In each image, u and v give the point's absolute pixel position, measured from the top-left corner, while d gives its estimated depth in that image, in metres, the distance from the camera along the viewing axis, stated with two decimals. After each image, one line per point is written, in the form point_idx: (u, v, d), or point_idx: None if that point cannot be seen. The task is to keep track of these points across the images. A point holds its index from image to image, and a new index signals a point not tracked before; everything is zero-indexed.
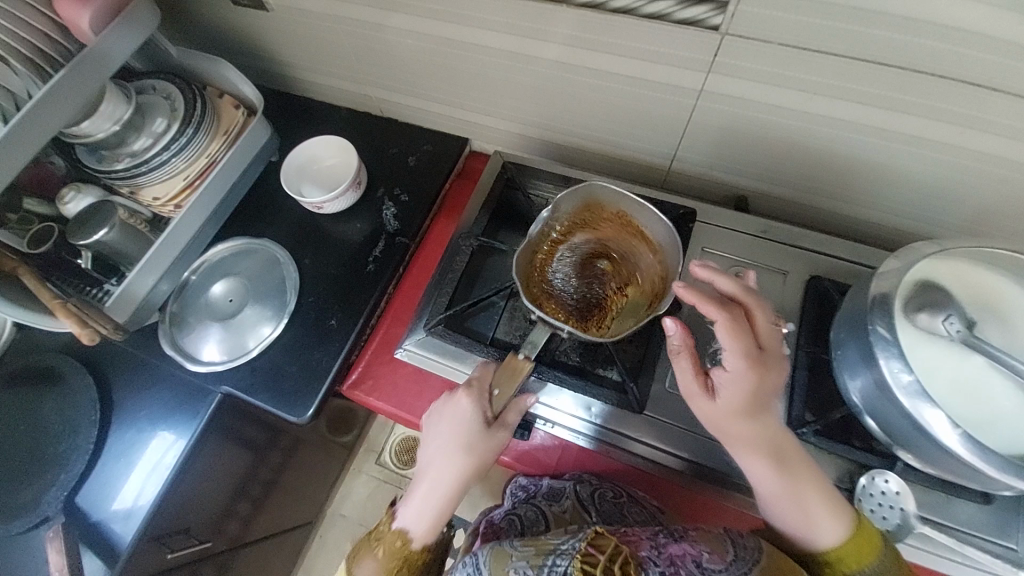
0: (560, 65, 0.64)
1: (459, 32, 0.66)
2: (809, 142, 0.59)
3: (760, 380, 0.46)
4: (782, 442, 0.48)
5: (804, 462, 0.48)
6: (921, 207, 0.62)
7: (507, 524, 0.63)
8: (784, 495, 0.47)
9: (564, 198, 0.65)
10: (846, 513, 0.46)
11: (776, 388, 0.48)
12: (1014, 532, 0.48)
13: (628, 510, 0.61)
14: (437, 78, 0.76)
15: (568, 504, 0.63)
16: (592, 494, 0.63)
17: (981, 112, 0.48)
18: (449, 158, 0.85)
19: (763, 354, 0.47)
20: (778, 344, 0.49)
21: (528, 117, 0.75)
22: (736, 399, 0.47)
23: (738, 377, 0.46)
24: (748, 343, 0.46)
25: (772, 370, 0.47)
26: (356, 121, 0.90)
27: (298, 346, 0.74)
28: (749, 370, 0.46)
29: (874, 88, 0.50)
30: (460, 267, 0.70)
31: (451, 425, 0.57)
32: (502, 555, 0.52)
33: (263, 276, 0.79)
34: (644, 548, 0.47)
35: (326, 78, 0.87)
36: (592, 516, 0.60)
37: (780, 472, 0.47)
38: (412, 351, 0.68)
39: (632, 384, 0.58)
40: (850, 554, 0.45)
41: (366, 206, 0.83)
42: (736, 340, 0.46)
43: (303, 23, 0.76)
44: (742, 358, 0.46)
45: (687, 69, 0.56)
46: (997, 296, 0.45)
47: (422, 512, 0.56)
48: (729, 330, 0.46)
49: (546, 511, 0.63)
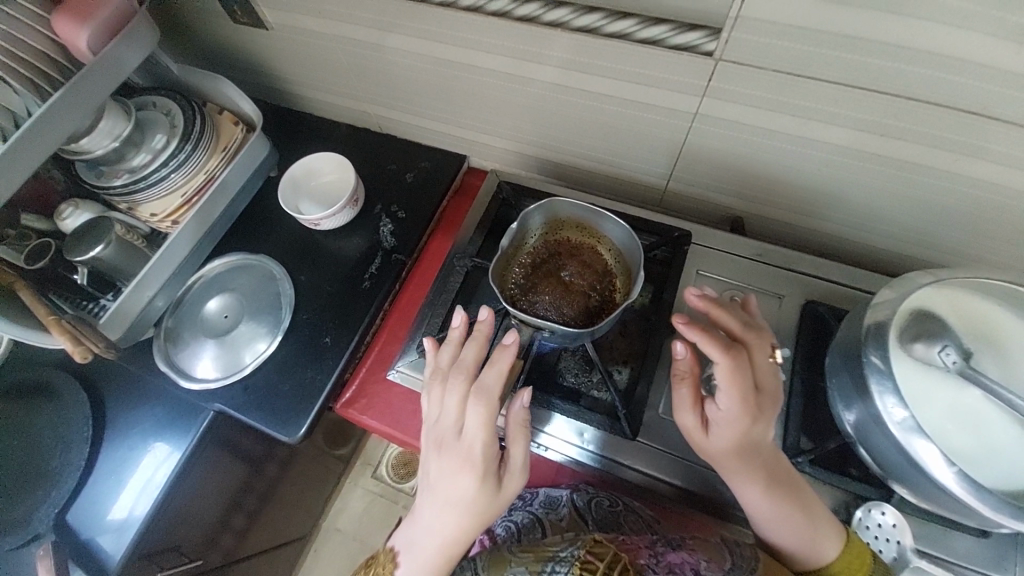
0: (554, 86, 0.64)
1: (455, 54, 0.66)
2: (804, 166, 0.59)
3: (752, 420, 0.46)
4: (776, 468, 0.47)
5: (800, 488, 0.48)
6: (920, 231, 0.61)
7: (505, 532, 0.65)
8: (775, 517, 0.47)
9: (531, 212, 0.64)
10: (835, 534, 0.46)
11: (769, 427, 0.47)
12: (1011, 565, 0.46)
13: (625, 518, 0.60)
14: (434, 96, 0.76)
15: (565, 512, 0.62)
16: (588, 503, 0.62)
17: (977, 140, 0.48)
18: (446, 175, 0.85)
19: (758, 394, 0.47)
20: (771, 378, 0.48)
21: (524, 135, 0.76)
22: (729, 436, 0.46)
23: (730, 417, 0.46)
24: (747, 384, 0.45)
25: (766, 410, 0.46)
26: (355, 136, 0.90)
27: (292, 363, 0.74)
28: (744, 410, 0.45)
29: (869, 115, 0.50)
30: (454, 287, 0.70)
31: (456, 480, 0.48)
32: (500, 561, 0.52)
33: (258, 291, 0.79)
34: (643, 557, 0.48)
35: (325, 95, 0.88)
36: (589, 525, 0.60)
37: (772, 500, 0.46)
38: (404, 372, 0.71)
39: (624, 410, 0.58)
40: (840, 572, 0.46)
41: (362, 222, 0.83)
42: (734, 383, 0.45)
43: (302, 42, 0.76)
44: (736, 399, 0.45)
45: (682, 92, 0.56)
46: (995, 327, 0.45)
47: (417, 562, 0.49)
48: (728, 373, 0.45)
49: (543, 519, 0.63)
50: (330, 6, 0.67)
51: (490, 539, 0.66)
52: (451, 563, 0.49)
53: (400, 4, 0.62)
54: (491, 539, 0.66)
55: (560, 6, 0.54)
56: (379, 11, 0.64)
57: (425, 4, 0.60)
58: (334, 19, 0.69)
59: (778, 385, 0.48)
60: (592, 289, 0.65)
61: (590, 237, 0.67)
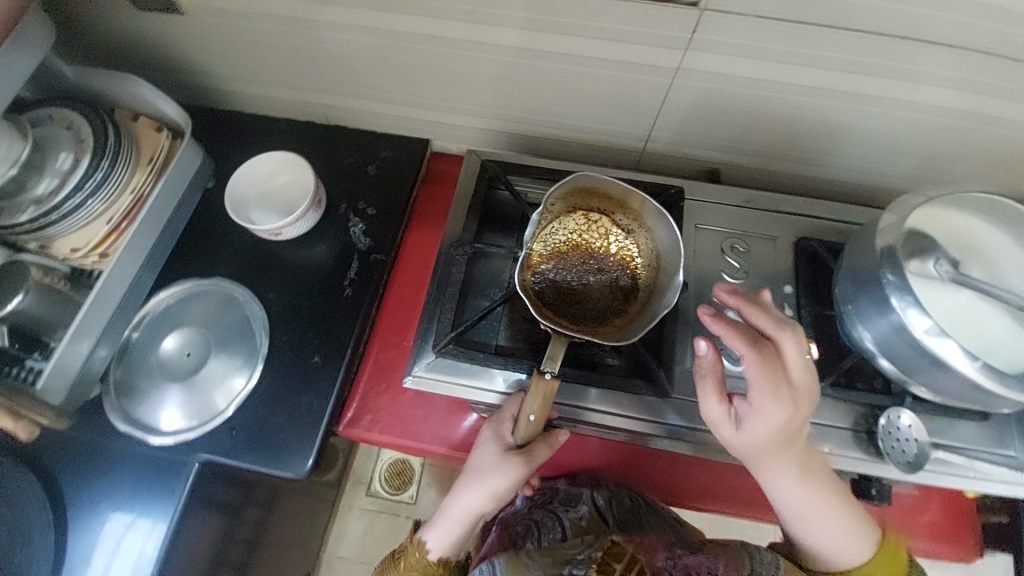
0: (530, 54, 0.61)
1: (418, 27, 0.61)
2: (781, 110, 0.61)
3: (783, 416, 0.47)
4: (802, 457, 0.50)
5: (823, 476, 0.52)
6: (884, 159, 0.66)
7: (524, 529, 0.71)
8: (798, 502, 0.51)
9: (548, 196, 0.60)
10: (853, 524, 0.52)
11: (800, 425, 0.48)
12: (1011, 441, 0.53)
13: (646, 517, 0.69)
14: (394, 76, 0.70)
15: (585, 510, 0.70)
16: (608, 502, 0.70)
17: (936, 67, 0.52)
18: (411, 164, 0.79)
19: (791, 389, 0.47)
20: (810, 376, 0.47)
21: (497, 110, 0.72)
22: (758, 430, 0.48)
23: (762, 414, 0.47)
24: (778, 379, 0.46)
25: (799, 406, 0.47)
26: (299, 133, 0.81)
27: (281, 392, 0.67)
28: (774, 406, 0.46)
29: (842, 53, 0.53)
30: (459, 277, 0.64)
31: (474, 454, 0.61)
32: (517, 562, 0.59)
33: (220, 320, 0.70)
34: (660, 560, 0.59)
35: (260, 89, 0.78)
36: (609, 523, 0.67)
37: (801, 490, 0.51)
38: (423, 378, 0.62)
39: (661, 370, 0.58)
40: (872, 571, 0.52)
41: (329, 226, 0.75)
42: (761, 378, 0.46)
43: (230, 28, 0.67)
44: (767, 396, 0.46)
45: (665, 47, 0.56)
46: (975, 236, 0.50)
47: (439, 521, 0.63)
48: (756, 369, 0.46)
49: (562, 517, 0.70)
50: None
51: (507, 533, 0.72)
52: (459, 528, 0.62)
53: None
54: (507, 533, 0.72)
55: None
56: None
57: None
58: None
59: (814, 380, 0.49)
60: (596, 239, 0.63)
61: (611, 215, 0.63)
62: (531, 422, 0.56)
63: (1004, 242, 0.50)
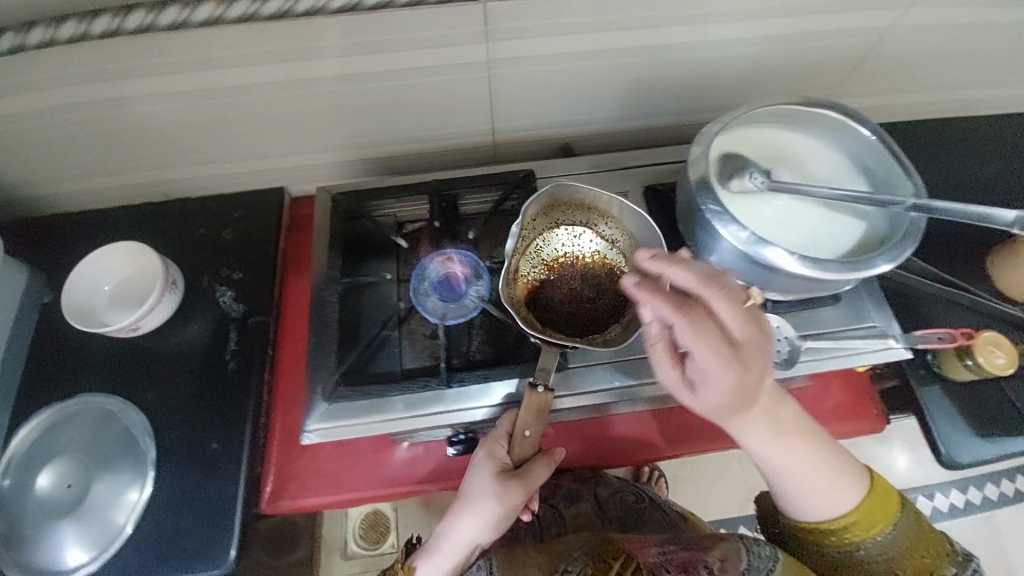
0: (344, 79, 0.61)
1: (223, 77, 0.60)
2: (596, 76, 0.65)
3: (734, 376, 0.43)
4: (769, 404, 0.49)
5: (795, 417, 0.51)
6: (705, 98, 0.71)
7: (527, 523, 0.72)
8: (773, 449, 0.50)
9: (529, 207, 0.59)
10: (839, 466, 0.51)
11: (756, 379, 0.44)
12: (867, 313, 0.59)
13: (649, 513, 0.74)
14: (220, 131, 0.68)
15: (588, 506, 0.73)
16: (611, 497, 0.76)
17: (704, 8, 0.58)
18: (268, 215, 0.76)
19: (737, 346, 0.43)
20: (760, 327, 0.43)
21: (338, 140, 0.71)
22: (713, 393, 0.45)
23: (712, 376, 0.44)
24: (717, 340, 0.42)
25: (750, 362, 0.43)
26: (135, 215, 0.74)
27: (182, 492, 0.60)
28: (722, 367, 0.43)
29: (621, 13, 0.57)
30: (333, 317, 0.62)
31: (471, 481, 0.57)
32: (514, 561, 0.63)
33: (95, 440, 0.61)
34: (653, 555, 0.56)
35: (82, 180, 0.72)
36: (611, 520, 0.72)
37: (772, 438, 0.50)
38: (319, 430, 0.56)
39: (552, 346, 0.58)
40: (865, 514, 0.51)
41: (194, 302, 0.70)
42: (699, 343, 0.42)
43: (24, 126, 0.63)
44: (711, 359, 0.43)
45: (467, 43, 0.58)
46: (777, 143, 0.54)
47: (432, 552, 0.59)
48: (690, 333, 0.42)
49: (564, 512, 0.73)
50: (35, 63, 0.55)
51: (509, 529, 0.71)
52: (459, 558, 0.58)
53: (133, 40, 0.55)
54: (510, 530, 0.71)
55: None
56: (115, 55, 0.56)
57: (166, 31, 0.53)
58: (57, 84, 0.58)
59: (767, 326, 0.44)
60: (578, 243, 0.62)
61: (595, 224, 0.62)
62: (528, 438, 0.53)
63: (801, 140, 0.55)
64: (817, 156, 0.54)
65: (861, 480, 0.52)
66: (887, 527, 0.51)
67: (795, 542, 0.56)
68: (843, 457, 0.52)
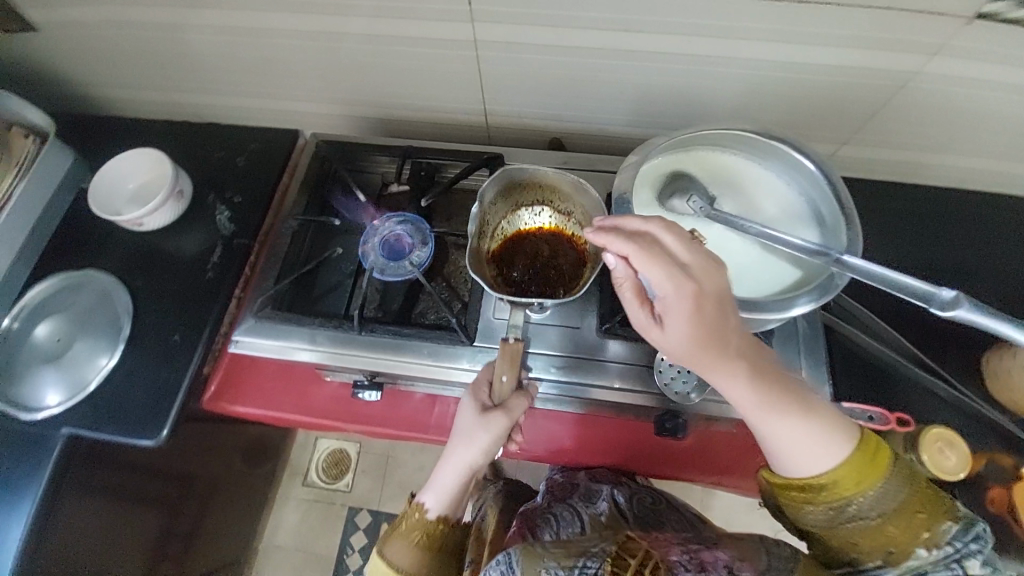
0: (343, 37, 0.66)
1: (245, 19, 0.67)
2: (581, 75, 0.65)
3: (700, 305, 0.38)
4: (750, 354, 0.42)
5: (775, 372, 0.44)
6: (696, 116, 0.69)
7: (543, 518, 0.66)
8: (755, 409, 0.43)
9: (486, 188, 0.57)
10: (830, 426, 0.43)
11: (724, 311, 0.39)
12: None
13: (667, 518, 0.69)
14: (244, 67, 0.76)
15: (605, 506, 0.68)
16: (630, 499, 0.70)
17: (694, 20, 0.55)
18: (278, 151, 0.83)
19: (692, 275, 0.39)
20: (711, 258, 0.40)
21: (342, 95, 0.77)
22: (683, 332, 0.39)
23: (677, 310, 0.39)
24: (671, 265, 0.39)
25: (711, 291, 0.39)
26: (172, 131, 0.85)
27: (141, 370, 0.70)
28: (682, 297, 0.38)
29: (607, 13, 0.56)
30: (284, 248, 0.68)
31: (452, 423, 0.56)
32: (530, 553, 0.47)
33: (92, 310, 0.73)
34: (674, 553, 0.46)
35: (138, 90, 0.85)
36: (631, 519, 0.66)
37: (756, 399, 0.43)
38: (242, 342, 0.63)
39: (456, 322, 0.59)
40: (857, 483, 0.42)
41: (196, 214, 0.79)
42: (654, 267, 0.38)
43: (95, 36, 0.75)
44: (669, 287, 0.38)
45: (454, 21, 0.60)
46: (731, 172, 0.53)
47: (437, 485, 0.57)
48: (645, 261, 0.39)
49: (581, 510, 0.67)
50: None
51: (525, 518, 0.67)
52: (458, 485, 0.57)
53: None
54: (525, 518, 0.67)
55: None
56: None
57: None
58: (117, 3, 0.69)
59: (718, 258, 0.41)
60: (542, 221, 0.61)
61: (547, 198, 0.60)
62: (504, 382, 0.54)
63: (753, 170, 0.53)
64: (767, 187, 0.52)
65: (848, 431, 0.44)
66: (882, 485, 0.42)
67: (793, 527, 0.47)
68: (836, 416, 0.45)
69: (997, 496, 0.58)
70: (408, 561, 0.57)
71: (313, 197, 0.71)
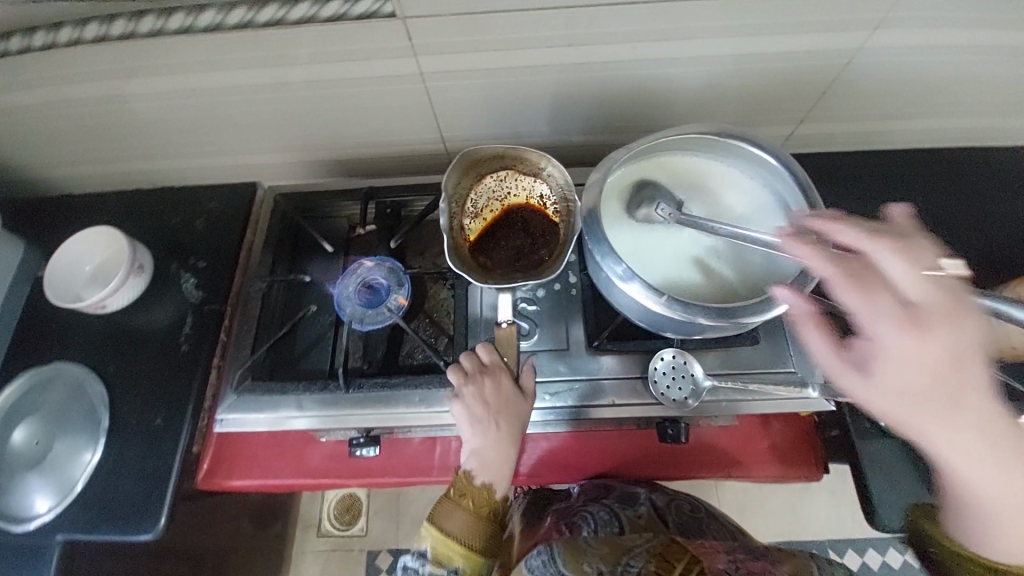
0: (285, 86, 0.64)
1: (179, 83, 0.64)
2: (533, 92, 0.64)
3: (920, 338, 0.35)
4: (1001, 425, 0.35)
5: None
6: (654, 115, 0.69)
7: (578, 525, 0.63)
8: (1004, 483, 0.35)
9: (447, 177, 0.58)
10: None
11: (956, 354, 0.35)
12: (789, 357, 0.58)
13: (707, 525, 0.64)
14: (188, 129, 0.73)
15: (644, 510, 0.62)
16: (667, 504, 0.65)
17: (638, 26, 0.55)
18: (237, 207, 0.80)
19: (918, 307, 0.36)
20: (956, 296, 0.36)
21: (294, 143, 0.75)
22: (896, 371, 0.36)
23: (885, 341, 0.36)
24: (889, 296, 0.37)
25: (943, 326, 0.35)
26: (124, 202, 0.82)
27: (127, 460, 0.67)
28: (900, 327, 0.36)
29: (549, 31, 0.55)
30: (254, 312, 0.66)
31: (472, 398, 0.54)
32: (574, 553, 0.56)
33: (68, 404, 0.70)
34: (721, 561, 0.49)
35: (82, 166, 0.81)
36: (670, 526, 0.60)
37: (1001, 466, 0.35)
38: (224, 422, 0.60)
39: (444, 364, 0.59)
40: None
41: (161, 285, 0.76)
42: (858, 292, 0.37)
43: (25, 118, 0.71)
44: (869, 313, 0.37)
45: (396, 57, 0.59)
46: (693, 175, 0.53)
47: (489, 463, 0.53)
48: (844, 284, 0.38)
49: (619, 514, 0.62)
50: (32, 65, 0.62)
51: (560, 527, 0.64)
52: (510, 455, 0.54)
53: (102, 48, 0.59)
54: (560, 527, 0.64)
55: (266, 6, 0.54)
56: (83, 62, 0.61)
57: (121, 41, 0.58)
58: (42, 84, 0.65)
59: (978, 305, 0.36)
60: (511, 186, 0.63)
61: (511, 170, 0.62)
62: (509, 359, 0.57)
63: (716, 170, 0.53)
64: (732, 184, 0.53)
65: None
66: None
67: None
68: None
69: None
70: (465, 525, 0.52)
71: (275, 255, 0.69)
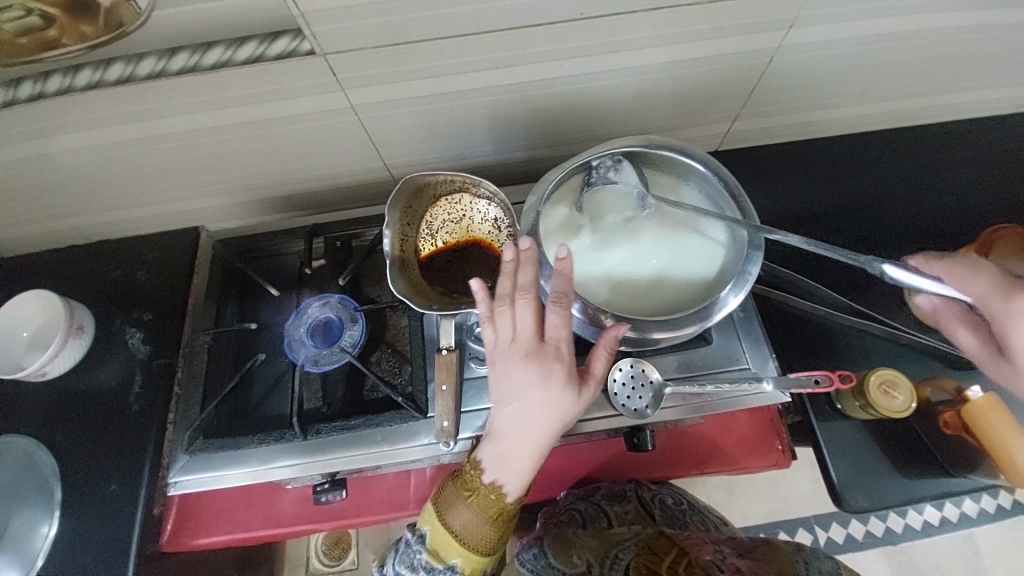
0: (214, 130, 0.62)
1: (101, 136, 0.62)
2: (470, 115, 0.64)
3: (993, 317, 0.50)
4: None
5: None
6: (591, 126, 0.70)
7: (568, 518, 0.65)
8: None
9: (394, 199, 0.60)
10: None
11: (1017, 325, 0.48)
12: (741, 355, 0.59)
13: (690, 517, 0.68)
14: (119, 182, 0.70)
15: (632, 505, 0.66)
16: (653, 499, 0.68)
17: (560, 44, 0.55)
18: (182, 254, 0.78)
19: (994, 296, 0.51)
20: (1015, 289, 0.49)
21: (233, 184, 0.73)
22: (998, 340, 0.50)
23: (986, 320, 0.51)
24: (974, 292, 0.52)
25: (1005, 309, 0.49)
26: (60, 261, 0.78)
27: (83, 532, 0.63)
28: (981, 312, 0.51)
29: (473, 57, 0.55)
30: (201, 368, 0.70)
31: (511, 363, 0.50)
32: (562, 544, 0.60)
33: (15, 480, 0.66)
34: (708, 555, 0.51)
35: (10, 229, 0.77)
36: (656, 517, 0.64)
37: None
38: (183, 481, 0.61)
39: (401, 399, 0.59)
40: None
41: (107, 344, 0.72)
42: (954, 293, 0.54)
43: None
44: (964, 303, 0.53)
45: (322, 92, 0.57)
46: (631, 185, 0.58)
47: (514, 454, 0.51)
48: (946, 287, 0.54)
49: (606, 508, 0.64)
50: None
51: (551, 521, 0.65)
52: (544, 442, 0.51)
53: (10, 111, 0.57)
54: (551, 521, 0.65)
55: (178, 53, 0.53)
56: None
57: (29, 100, 0.55)
58: None
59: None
60: (464, 208, 0.64)
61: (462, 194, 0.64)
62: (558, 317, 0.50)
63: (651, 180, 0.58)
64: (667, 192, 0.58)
65: None
66: None
67: None
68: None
69: (950, 418, 0.59)
70: (467, 523, 0.51)
71: (223, 304, 0.75)
